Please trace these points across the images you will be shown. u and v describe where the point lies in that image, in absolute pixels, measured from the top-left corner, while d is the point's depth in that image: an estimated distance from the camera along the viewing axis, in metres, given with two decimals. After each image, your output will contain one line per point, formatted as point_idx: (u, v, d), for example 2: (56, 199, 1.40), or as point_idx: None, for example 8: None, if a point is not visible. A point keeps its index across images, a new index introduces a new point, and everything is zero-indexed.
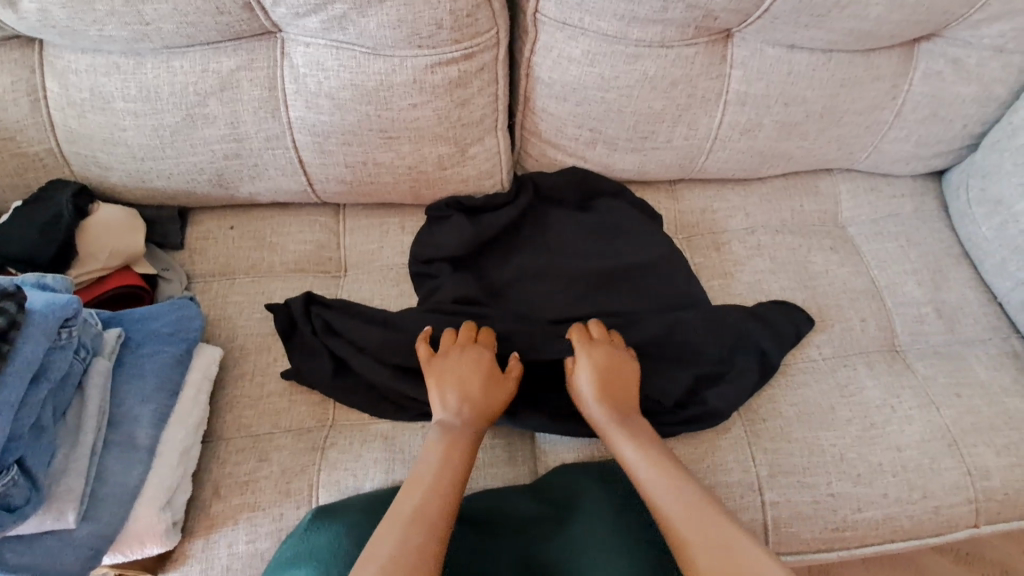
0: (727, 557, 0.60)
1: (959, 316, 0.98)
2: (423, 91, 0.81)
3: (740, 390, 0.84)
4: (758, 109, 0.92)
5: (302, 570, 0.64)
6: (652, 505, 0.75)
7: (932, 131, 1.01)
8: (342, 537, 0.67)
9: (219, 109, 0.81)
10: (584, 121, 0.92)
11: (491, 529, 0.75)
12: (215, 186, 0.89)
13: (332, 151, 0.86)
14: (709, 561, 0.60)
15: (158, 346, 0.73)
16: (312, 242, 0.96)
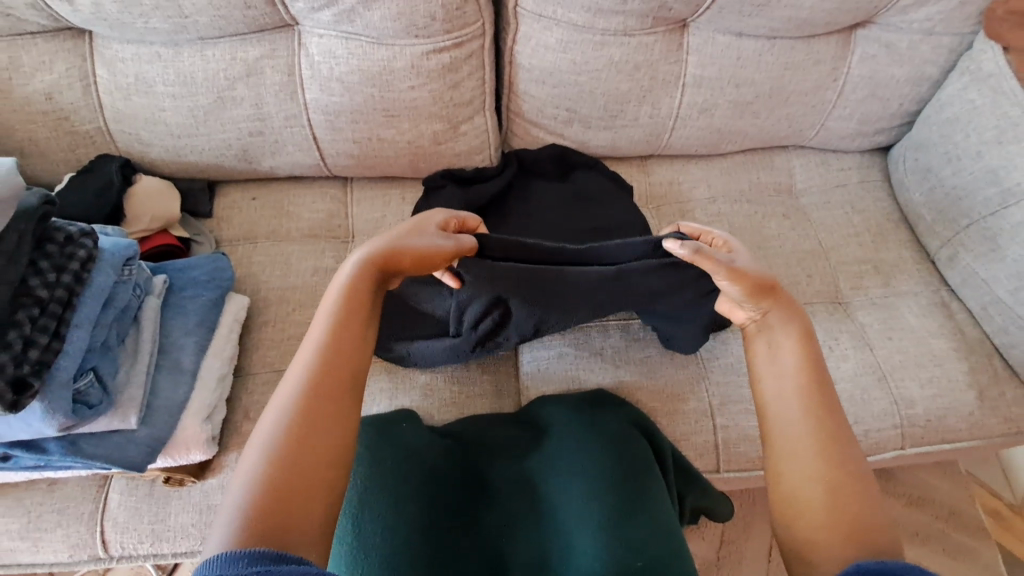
0: (831, 453, 0.62)
1: (895, 272, 1.10)
2: (420, 74, 0.94)
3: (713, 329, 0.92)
4: (713, 90, 1.05)
5: None
6: (612, 420, 0.87)
7: (872, 109, 1.13)
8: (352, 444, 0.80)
9: (245, 92, 0.95)
10: (561, 102, 1.05)
11: (474, 446, 0.87)
12: (240, 160, 1.03)
13: (342, 128, 0.99)
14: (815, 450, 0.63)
15: (197, 291, 0.86)
16: (324, 211, 1.09)
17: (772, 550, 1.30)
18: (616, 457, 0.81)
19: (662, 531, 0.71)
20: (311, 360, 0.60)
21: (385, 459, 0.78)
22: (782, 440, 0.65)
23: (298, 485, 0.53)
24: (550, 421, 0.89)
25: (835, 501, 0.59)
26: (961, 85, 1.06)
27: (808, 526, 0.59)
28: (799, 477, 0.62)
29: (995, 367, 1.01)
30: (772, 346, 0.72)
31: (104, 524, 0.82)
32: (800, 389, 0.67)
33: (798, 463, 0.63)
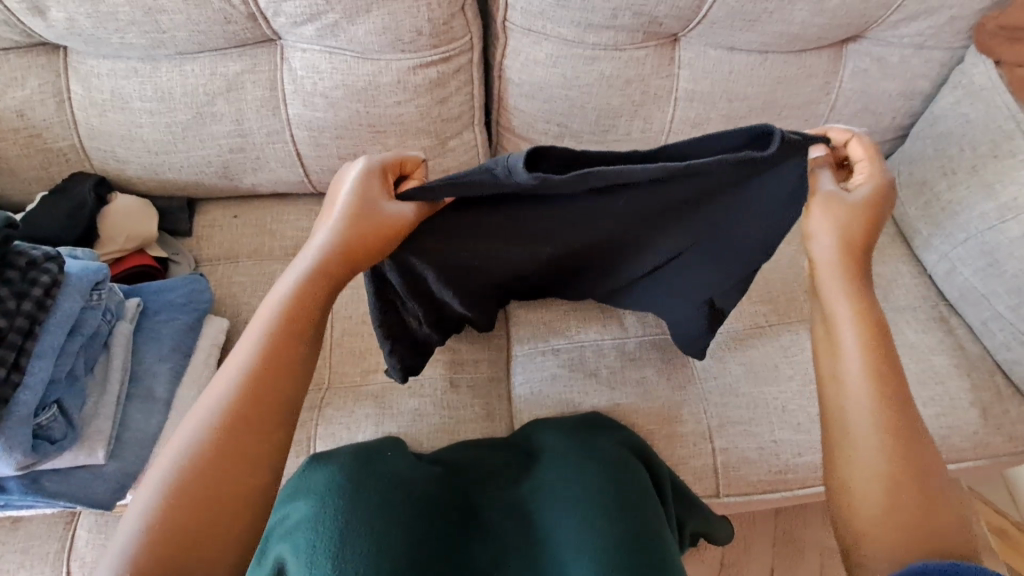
0: (892, 427, 0.57)
1: (892, 286, 1.09)
2: (407, 89, 0.92)
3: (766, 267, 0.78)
4: (706, 104, 1.04)
5: (303, 501, 0.73)
6: (607, 443, 0.83)
7: (865, 123, 1.12)
8: (336, 474, 0.75)
9: (226, 108, 0.92)
10: (552, 116, 1.03)
11: (464, 474, 0.83)
12: (221, 178, 0.99)
13: (327, 145, 0.96)
14: (876, 424, 0.57)
15: (173, 314, 0.82)
16: (308, 228, 1.06)
17: (774, 571, 1.26)
18: (616, 483, 0.76)
19: (664, 560, 0.67)
20: (243, 367, 0.55)
21: (368, 491, 0.73)
22: (838, 410, 0.60)
23: (206, 498, 0.49)
24: (544, 445, 0.85)
25: (894, 491, 0.54)
26: (953, 99, 1.05)
27: (865, 526, 0.53)
28: (858, 453, 0.57)
29: (998, 384, 0.98)
30: (835, 321, 0.65)
31: (70, 565, 0.76)
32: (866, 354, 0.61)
33: (862, 460, 0.56)
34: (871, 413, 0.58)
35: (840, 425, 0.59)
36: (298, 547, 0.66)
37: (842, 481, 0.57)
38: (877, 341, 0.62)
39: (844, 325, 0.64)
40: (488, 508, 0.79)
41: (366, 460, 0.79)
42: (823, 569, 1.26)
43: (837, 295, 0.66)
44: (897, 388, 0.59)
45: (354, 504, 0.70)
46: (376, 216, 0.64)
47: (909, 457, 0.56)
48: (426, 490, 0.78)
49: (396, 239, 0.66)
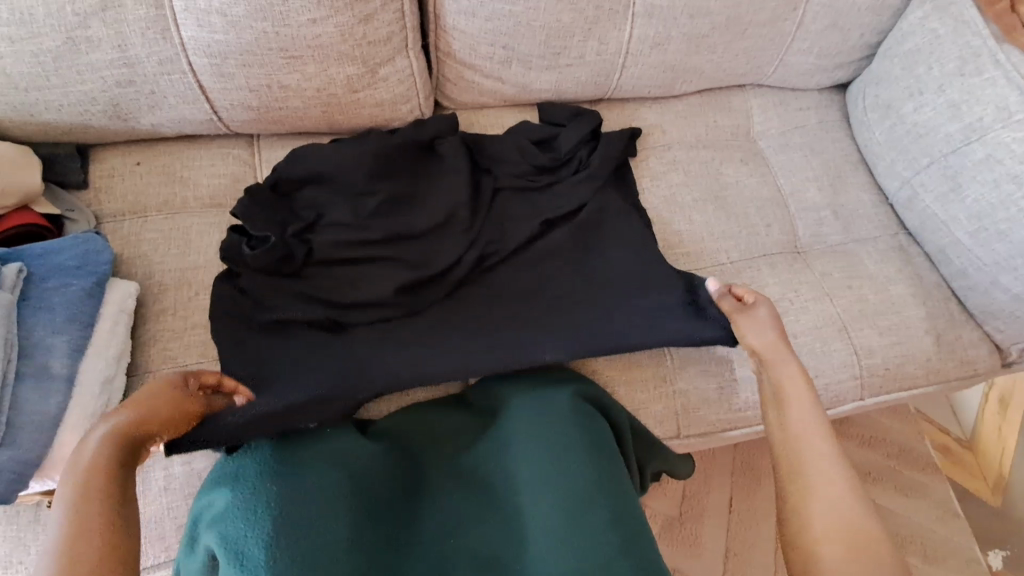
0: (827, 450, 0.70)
1: (853, 216, 1.06)
2: (321, 5, 0.78)
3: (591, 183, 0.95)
4: (666, 21, 0.94)
5: (226, 492, 0.66)
6: (560, 392, 0.80)
7: (830, 41, 1.07)
8: (269, 458, 0.70)
9: (104, 31, 0.77)
10: (496, 38, 0.92)
11: (414, 446, 0.78)
12: (113, 118, 0.85)
13: (233, 75, 0.82)
14: (829, 446, 0.70)
15: (65, 279, 0.72)
16: (226, 175, 0.94)
17: (732, 500, 1.29)
18: (587, 456, 0.73)
19: (619, 530, 0.67)
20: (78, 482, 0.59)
21: (310, 484, 0.67)
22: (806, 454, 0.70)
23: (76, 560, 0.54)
24: (506, 405, 0.81)
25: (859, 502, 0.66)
26: (922, 15, 1.01)
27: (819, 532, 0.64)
28: (824, 475, 0.68)
29: (952, 311, 0.99)
30: (813, 479, 0.68)
31: None
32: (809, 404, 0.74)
33: (823, 487, 0.67)
34: (821, 457, 0.69)
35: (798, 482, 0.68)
36: (228, 538, 0.61)
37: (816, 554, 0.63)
38: (812, 403, 0.74)
39: (799, 410, 0.74)
40: (441, 480, 0.76)
41: (300, 448, 0.72)
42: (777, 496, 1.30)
43: (814, 446, 0.71)
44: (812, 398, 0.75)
45: (296, 496, 0.65)
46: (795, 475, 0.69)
47: (807, 461, 0.70)
48: (370, 472, 0.72)
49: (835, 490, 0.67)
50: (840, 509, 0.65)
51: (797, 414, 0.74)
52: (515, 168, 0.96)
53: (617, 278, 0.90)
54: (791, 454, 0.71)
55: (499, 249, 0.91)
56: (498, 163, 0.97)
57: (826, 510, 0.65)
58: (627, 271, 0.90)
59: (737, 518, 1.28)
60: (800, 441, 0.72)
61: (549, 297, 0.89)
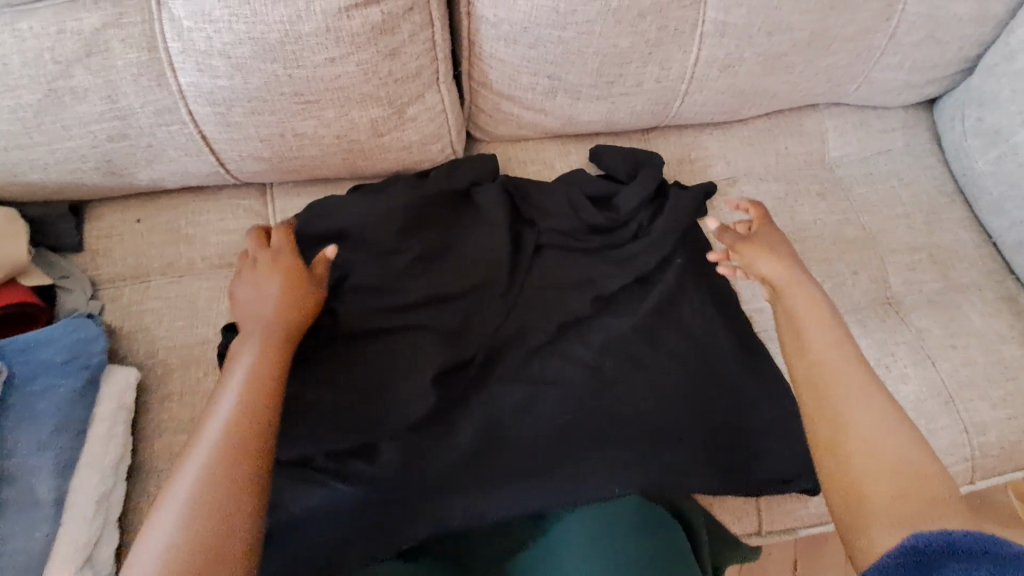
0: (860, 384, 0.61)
1: (952, 259, 0.92)
2: (340, 41, 0.66)
3: (653, 248, 0.83)
4: (739, 40, 0.80)
5: None
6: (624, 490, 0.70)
7: (926, 54, 0.92)
8: None
9: (90, 80, 0.66)
10: (540, 67, 0.79)
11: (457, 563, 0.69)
12: (106, 174, 0.74)
13: (240, 123, 0.71)
14: (856, 366, 0.62)
15: (52, 380, 0.63)
16: (236, 230, 0.83)
17: None
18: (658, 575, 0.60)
19: None
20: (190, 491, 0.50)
21: None
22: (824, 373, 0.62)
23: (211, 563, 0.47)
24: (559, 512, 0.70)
25: (907, 493, 0.52)
26: None
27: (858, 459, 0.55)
28: (869, 429, 0.57)
29: None
30: (848, 403, 0.59)
31: None
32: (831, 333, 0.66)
33: (861, 418, 0.58)
34: (858, 377, 0.61)
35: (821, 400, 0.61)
36: None
37: (862, 499, 0.53)
38: (819, 323, 0.67)
39: (801, 312, 0.70)
40: None
41: None
42: None
43: (832, 361, 0.63)
44: (853, 345, 0.65)
45: None
46: (826, 376, 0.62)
47: (827, 380, 0.62)
48: None
49: (836, 397, 0.60)
50: (892, 455, 0.55)
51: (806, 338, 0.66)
52: (563, 225, 0.84)
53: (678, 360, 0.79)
54: (858, 362, 0.63)
55: (541, 324, 0.80)
56: (542, 218, 0.85)
57: (875, 430, 0.57)
58: (694, 352, 0.80)
59: None
60: (827, 370, 0.62)
61: (603, 380, 0.78)
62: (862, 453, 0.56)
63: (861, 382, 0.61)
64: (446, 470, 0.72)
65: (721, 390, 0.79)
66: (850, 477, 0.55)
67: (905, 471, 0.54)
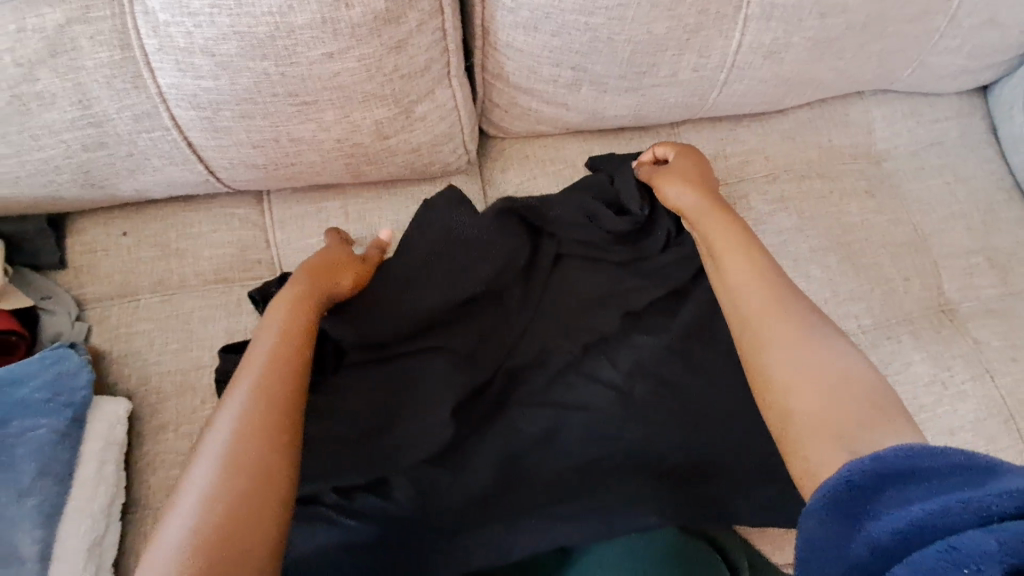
0: (769, 290, 0.55)
1: (1014, 262, 0.84)
2: (339, 34, 0.58)
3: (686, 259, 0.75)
4: (787, 23, 0.71)
5: None
6: (659, 522, 0.64)
7: (991, 34, 0.82)
8: None
9: (57, 83, 0.58)
10: (563, 57, 0.71)
11: None
12: (84, 185, 0.67)
13: (229, 128, 0.64)
14: (771, 286, 0.55)
15: (32, 420, 0.57)
16: (231, 243, 0.76)
17: None
18: None
19: None
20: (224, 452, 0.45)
21: None
22: (737, 298, 0.56)
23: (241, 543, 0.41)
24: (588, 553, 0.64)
25: (836, 398, 0.46)
26: None
27: (786, 383, 0.49)
28: (786, 342, 0.51)
29: None
30: (762, 322, 0.53)
31: None
32: (747, 249, 0.59)
33: (782, 333, 0.51)
34: (776, 286, 0.55)
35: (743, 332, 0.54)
36: None
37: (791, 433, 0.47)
38: (742, 243, 0.61)
39: (716, 239, 0.62)
40: None
41: None
42: None
43: (747, 282, 0.56)
44: (775, 266, 0.58)
45: None
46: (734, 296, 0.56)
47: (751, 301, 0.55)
48: None
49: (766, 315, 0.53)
50: (816, 375, 0.48)
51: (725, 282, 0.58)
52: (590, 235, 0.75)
53: (716, 385, 0.72)
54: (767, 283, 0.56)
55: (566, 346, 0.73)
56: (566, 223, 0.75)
57: (796, 346, 0.50)
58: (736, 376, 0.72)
59: None
60: (738, 287, 0.57)
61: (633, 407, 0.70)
62: (801, 376, 0.48)
63: (770, 285, 0.56)
64: (464, 503, 0.65)
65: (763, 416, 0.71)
66: (782, 392, 0.48)
67: (834, 388, 0.47)
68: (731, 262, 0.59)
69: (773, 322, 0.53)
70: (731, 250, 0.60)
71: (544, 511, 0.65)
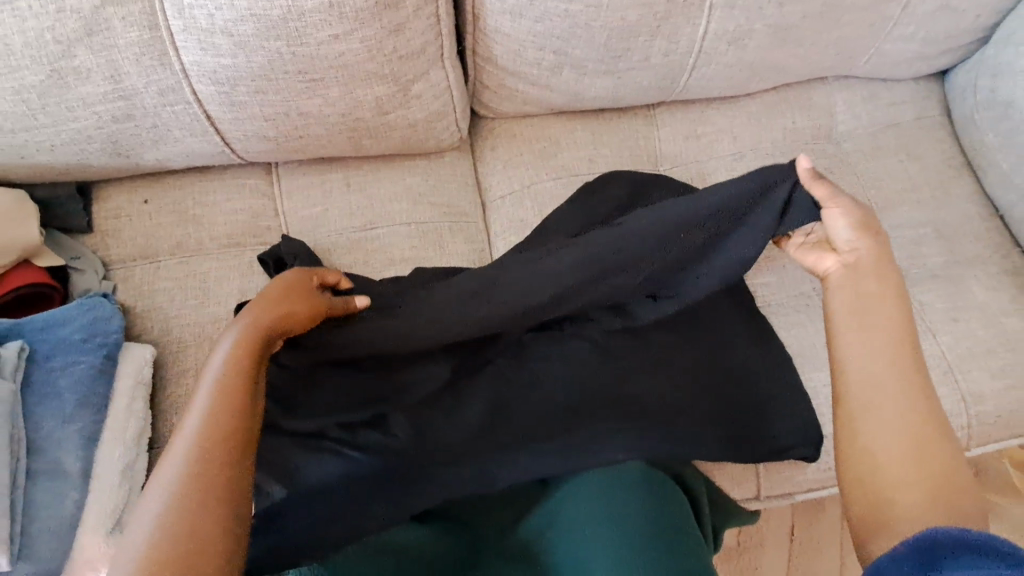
0: (907, 377, 0.55)
1: (959, 233, 0.92)
2: (345, 18, 0.66)
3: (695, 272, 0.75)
4: (748, 12, 0.79)
5: None
6: (626, 456, 0.72)
7: (940, 23, 0.90)
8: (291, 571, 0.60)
9: (92, 60, 0.65)
10: (546, 42, 0.78)
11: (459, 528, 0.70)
12: (112, 155, 0.74)
13: (245, 102, 0.71)
14: (909, 376, 0.55)
15: (72, 357, 0.65)
16: (244, 211, 0.83)
17: (795, 528, 1.21)
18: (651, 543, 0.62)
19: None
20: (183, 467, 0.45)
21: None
22: (860, 382, 0.56)
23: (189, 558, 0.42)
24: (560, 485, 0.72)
25: (932, 492, 0.49)
26: None
27: (882, 473, 0.51)
28: (887, 431, 0.53)
29: None
30: (880, 406, 0.54)
31: None
32: (894, 326, 0.58)
33: (891, 424, 0.53)
34: (912, 380, 0.55)
35: (858, 413, 0.54)
36: None
37: (878, 510, 0.50)
38: (899, 326, 0.58)
39: (851, 307, 0.60)
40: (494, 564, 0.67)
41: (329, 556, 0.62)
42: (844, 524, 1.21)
43: (872, 361, 0.56)
44: (918, 351, 0.57)
45: None
46: (864, 378, 0.56)
47: (876, 388, 0.55)
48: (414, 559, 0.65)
49: (894, 404, 0.54)
50: (921, 463, 0.51)
51: (855, 353, 0.57)
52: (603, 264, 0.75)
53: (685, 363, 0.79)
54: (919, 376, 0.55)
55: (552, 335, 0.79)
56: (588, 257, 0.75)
57: (901, 435, 0.52)
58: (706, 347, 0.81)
59: (799, 548, 1.20)
60: (867, 371, 0.56)
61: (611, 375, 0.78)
62: (892, 455, 0.52)
63: (901, 373, 0.55)
64: (456, 440, 0.73)
65: (727, 370, 0.80)
66: (863, 464, 0.52)
67: (940, 478, 0.50)
68: (859, 334, 0.58)
69: (884, 408, 0.54)
70: (876, 334, 0.57)
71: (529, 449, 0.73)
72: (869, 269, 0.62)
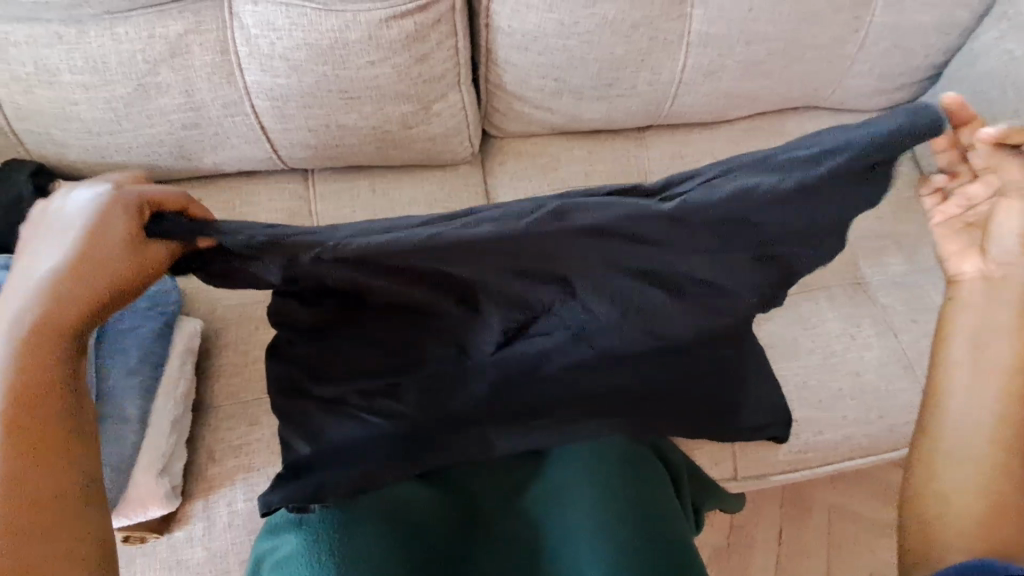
0: (1010, 429, 0.54)
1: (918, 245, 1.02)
2: (381, 47, 0.79)
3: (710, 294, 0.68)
4: (722, 49, 0.92)
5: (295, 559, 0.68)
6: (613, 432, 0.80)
7: (894, 62, 1.03)
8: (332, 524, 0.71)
9: (171, 77, 0.79)
10: (548, 71, 0.92)
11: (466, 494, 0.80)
12: (177, 158, 0.88)
13: (294, 115, 0.84)
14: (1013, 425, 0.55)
15: (136, 321, 0.76)
16: (283, 210, 0.96)
17: (782, 530, 1.26)
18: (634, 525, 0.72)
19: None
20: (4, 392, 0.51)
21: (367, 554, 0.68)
22: (954, 428, 0.56)
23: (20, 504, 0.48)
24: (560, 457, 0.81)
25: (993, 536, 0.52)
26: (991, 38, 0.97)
27: (952, 513, 0.54)
28: (969, 476, 0.54)
29: None
30: (964, 450, 0.55)
31: None
32: (1015, 374, 0.56)
33: (974, 468, 0.54)
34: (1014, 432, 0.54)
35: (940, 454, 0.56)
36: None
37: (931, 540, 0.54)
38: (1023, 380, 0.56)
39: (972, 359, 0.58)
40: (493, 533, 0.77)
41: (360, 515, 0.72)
42: (829, 527, 1.27)
43: (975, 406, 0.56)
44: None
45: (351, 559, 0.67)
46: (962, 428, 0.56)
47: (969, 433, 0.55)
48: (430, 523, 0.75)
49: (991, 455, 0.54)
50: (994, 508, 0.53)
51: (958, 384, 0.57)
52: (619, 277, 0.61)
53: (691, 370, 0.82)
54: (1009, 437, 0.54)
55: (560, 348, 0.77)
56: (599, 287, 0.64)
57: (980, 481, 0.53)
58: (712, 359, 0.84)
59: (786, 549, 1.25)
60: (968, 419, 0.56)
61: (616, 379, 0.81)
62: (963, 493, 0.54)
63: (1003, 422, 0.55)
64: (462, 412, 0.80)
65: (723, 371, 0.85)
66: (935, 501, 0.55)
67: (1005, 530, 0.52)
68: (971, 378, 0.57)
69: (972, 452, 0.55)
70: (989, 386, 0.56)
71: (527, 423, 0.80)
72: (1013, 293, 0.57)
